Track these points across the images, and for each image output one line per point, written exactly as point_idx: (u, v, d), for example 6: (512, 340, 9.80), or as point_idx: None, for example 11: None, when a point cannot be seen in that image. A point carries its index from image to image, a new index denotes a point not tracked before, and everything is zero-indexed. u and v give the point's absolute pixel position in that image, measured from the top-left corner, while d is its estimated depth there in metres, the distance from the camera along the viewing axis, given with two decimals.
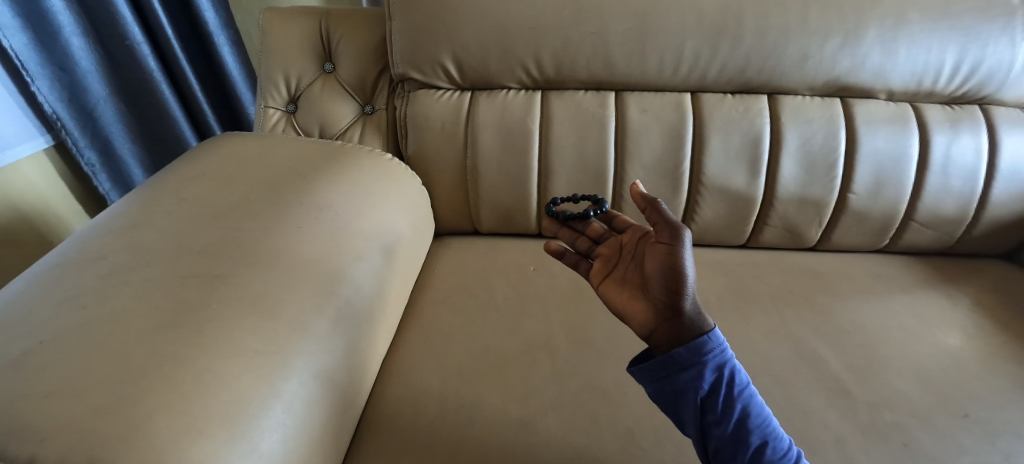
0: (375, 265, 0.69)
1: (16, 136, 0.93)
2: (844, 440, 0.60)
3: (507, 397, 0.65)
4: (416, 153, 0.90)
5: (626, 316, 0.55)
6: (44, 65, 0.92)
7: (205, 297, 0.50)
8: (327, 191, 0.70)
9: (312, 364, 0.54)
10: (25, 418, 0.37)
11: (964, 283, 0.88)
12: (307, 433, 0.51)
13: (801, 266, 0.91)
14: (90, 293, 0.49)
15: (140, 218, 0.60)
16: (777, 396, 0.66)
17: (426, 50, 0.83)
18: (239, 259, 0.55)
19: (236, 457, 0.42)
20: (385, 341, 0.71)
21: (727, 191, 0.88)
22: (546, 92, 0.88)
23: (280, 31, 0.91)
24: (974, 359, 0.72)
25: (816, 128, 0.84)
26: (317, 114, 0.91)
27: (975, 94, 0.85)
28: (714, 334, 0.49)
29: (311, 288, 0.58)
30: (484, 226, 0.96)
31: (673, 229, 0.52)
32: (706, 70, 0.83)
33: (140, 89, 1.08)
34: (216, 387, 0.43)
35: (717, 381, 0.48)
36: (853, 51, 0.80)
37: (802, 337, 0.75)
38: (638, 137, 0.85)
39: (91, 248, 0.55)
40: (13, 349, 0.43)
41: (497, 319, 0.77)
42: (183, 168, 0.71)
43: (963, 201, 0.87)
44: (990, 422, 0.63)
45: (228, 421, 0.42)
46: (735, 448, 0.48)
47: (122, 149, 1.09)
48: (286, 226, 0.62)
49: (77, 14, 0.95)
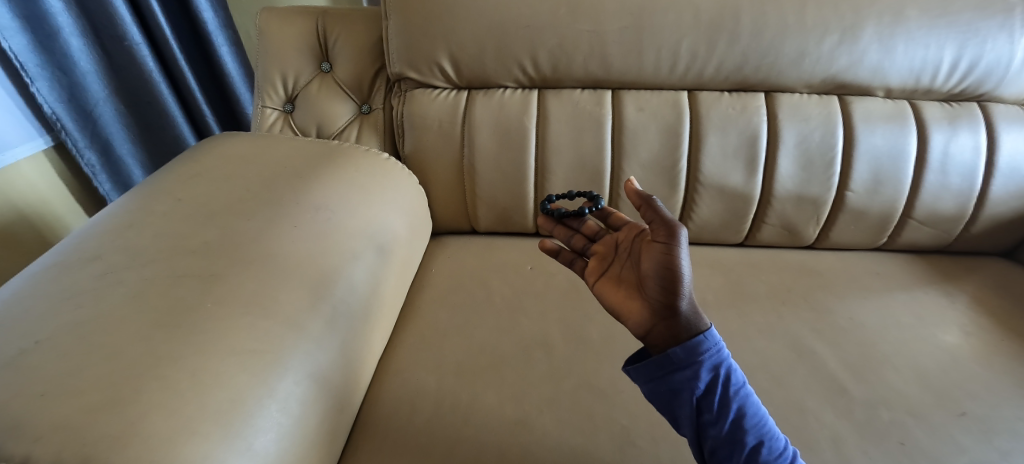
0: (370, 264, 0.69)
1: (15, 137, 0.93)
2: (840, 438, 0.60)
3: (503, 396, 0.65)
4: (413, 152, 0.90)
5: (622, 315, 0.55)
6: (43, 65, 0.93)
7: (200, 297, 0.50)
8: (324, 191, 0.70)
9: (308, 364, 0.54)
10: (20, 418, 0.37)
11: (963, 281, 0.87)
12: (303, 432, 0.51)
13: (799, 264, 0.91)
14: (86, 294, 0.49)
15: (136, 219, 0.60)
16: (773, 394, 0.66)
17: (422, 49, 0.83)
18: (235, 259, 0.55)
19: (229, 456, 0.42)
20: (381, 340, 0.71)
21: (724, 189, 0.87)
22: (543, 91, 0.88)
23: (277, 31, 0.91)
24: (972, 357, 0.72)
25: (813, 126, 0.84)
26: (314, 114, 0.91)
27: (974, 91, 0.85)
28: (710, 333, 0.49)
29: (306, 288, 0.58)
30: (482, 225, 0.96)
31: (669, 227, 0.51)
32: (702, 68, 0.83)
33: (140, 90, 1.09)
34: (213, 386, 0.44)
35: (713, 381, 0.48)
36: (850, 49, 0.80)
37: (799, 335, 0.75)
38: (634, 135, 0.85)
39: (87, 248, 0.55)
40: (8, 350, 0.43)
41: (493, 317, 0.77)
42: (180, 168, 0.71)
43: (961, 199, 0.87)
44: (988, 420, 0.63)
45: (223, 420, 0.43)
46: (731, 448, 0.48)
47: (122, 149, 1.09)
48: (282, 226, 0.62)
49: (76, 15, 0.95)
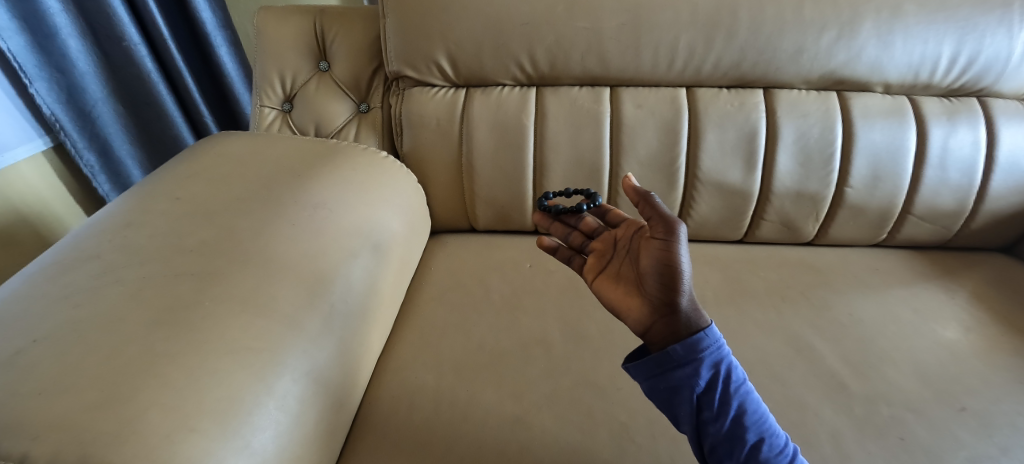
0: (367, 263, 0.69)
1: (14, 138, 0.93)
2: (840, 435, 0.60)
3: (501, 393, 0.65)
4: (412, 150, 0.90)
5: (621, 313, 0.55)
6: (41, 66, 0.93)
7: (198, 294, 0.50)
8: (322, 189, 0.70)
9: (306, 363, 0.54)
10: (17, 416, 0.38)
11: (962, 277, 0.87)
12: (301, 430, 0.51)
13: (798, 261, 0.90)
14: (87, 292, 0.49)
15: (135, 218, 0.60)
16: (773, 391, 0.65)
17: (420, 47, 0.83)
18: (231, 258, 0.55)
19: (228, 454, 0.42)
20: (379, 338, 0.71)
21: (723, 186, 0.87)
22: (541, 88, 0.88)
23: (274, 30, 0.91)
24: (972, 352, 0.72)
25: (811, 122, 0.84)
26: (312, 113, 0.91)
27: (974, 86, 0.84)
28: (711, 331, 0.49)
29: (302, 287, 0.57)
30: (480, 224, 0.96)
31: (668, 223, 0.51)
32: (701, 65, 0.83)
33: (138, 91, 1.09)
34: (210, 384, 0.44)
35: (714, 378, 0.48)
36: (848, 45, 0.80)
37: (799, 331, 0.75)
38: (633, 132, 0.85)
39: (86, 248, 0.55)
40: (6, 349, 0.43)
41: (492, 316, 0.77)
42: (179, 168, 0.71)
43: (960, 194, 0.87)
44: (988, 416, 0.63)
45: (221, 418, 0.43)
46: (731, 445, 0.47)
47: (120, 149, 1.10)
48: (280, 225, 0.62)
49: (74, 16, 0.95)
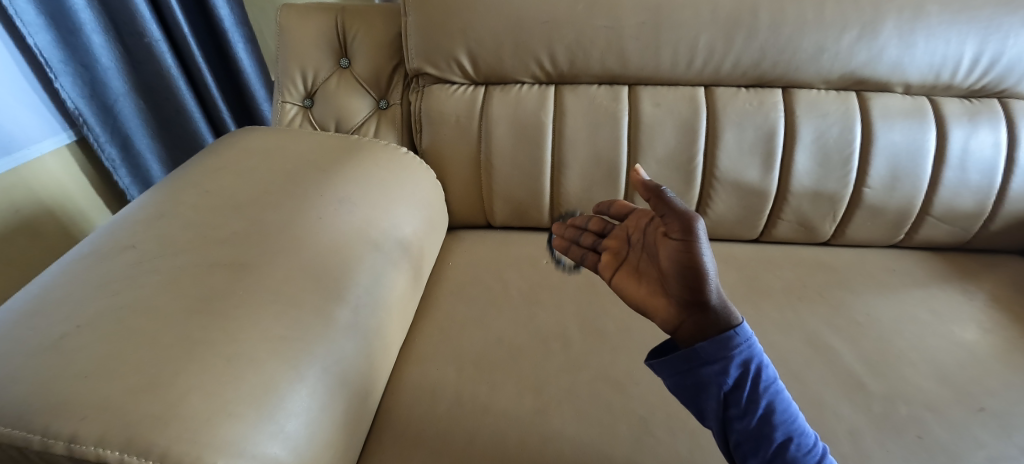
0: (390, 256, 0.70)
1: (39, 132, 0.96)
2: (858, 432, 0.61)
3: (520, 387, 0.66)
4: (431, 147, 0.91)
5: (648, 312, 0.55)
6: (66, 62, 0.95)
7: (232, 284, 0.51)
8: (343, 184, 0.71)
9: (333, 354, 0.55)
10: (64, 397, 0.39)
11: (981, 278, 0.87)
12: (331, 418, 0.52)
13: (815, 261, 0.91)
14: (124, 279, 0.50)
15: (165, 209, 0.62)
16: (791, 388, 0.66)
17: (440, 44, 0.84)
18: (263, 248, 0.57)
19: (263, 438, 0.43)
20: (401, 330, 0.72)
21: (740, 185, 0.88)
22: (560, 86, 0.88)
23: (296, 28, 0.92)
24: (991, 353, 0.72)
25: (830, 122, 0.84)
26: (333, 109, 0.93)
27: (995, 87, 0.84)
28: (742, 328, 0.49)
29: (328, 278, 0.59)
30: (497, 220, 0.97)
31: (685, 221, 0.50)
32: (720, 64, 0.83)
33: (158, 87, 1.11)
34: (247, 370, 0.45)
35: (742, 376, 0.48)
36: (869, 45, 0.80)
37: (816, 330, 0.75)
38: (651, 130, 0.85)
39: (118, 238, 0.57)
40: (49, 334, 0.44)
41: (510, 311, 0.78)
42: (206, 162, 0.72)
43: (980, 196, 0.86)
44: (1007, 416, 0.63)
45: (255, 403, 0.44)
46: (757, 441, 0.48)
47: (140, 144, 1.12)
48: (306, 218, 0.63)
49: (98, 13, 0.98)
